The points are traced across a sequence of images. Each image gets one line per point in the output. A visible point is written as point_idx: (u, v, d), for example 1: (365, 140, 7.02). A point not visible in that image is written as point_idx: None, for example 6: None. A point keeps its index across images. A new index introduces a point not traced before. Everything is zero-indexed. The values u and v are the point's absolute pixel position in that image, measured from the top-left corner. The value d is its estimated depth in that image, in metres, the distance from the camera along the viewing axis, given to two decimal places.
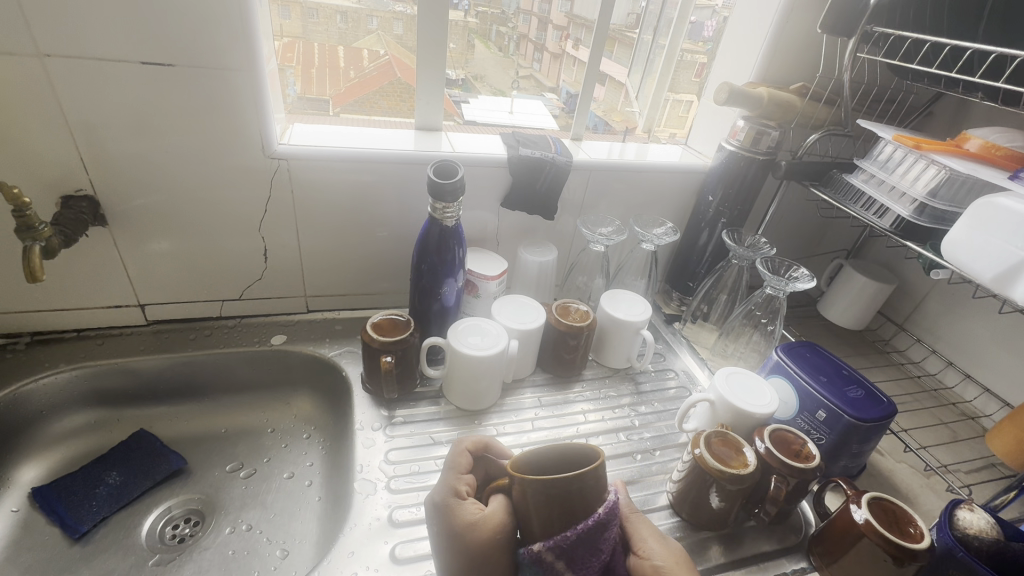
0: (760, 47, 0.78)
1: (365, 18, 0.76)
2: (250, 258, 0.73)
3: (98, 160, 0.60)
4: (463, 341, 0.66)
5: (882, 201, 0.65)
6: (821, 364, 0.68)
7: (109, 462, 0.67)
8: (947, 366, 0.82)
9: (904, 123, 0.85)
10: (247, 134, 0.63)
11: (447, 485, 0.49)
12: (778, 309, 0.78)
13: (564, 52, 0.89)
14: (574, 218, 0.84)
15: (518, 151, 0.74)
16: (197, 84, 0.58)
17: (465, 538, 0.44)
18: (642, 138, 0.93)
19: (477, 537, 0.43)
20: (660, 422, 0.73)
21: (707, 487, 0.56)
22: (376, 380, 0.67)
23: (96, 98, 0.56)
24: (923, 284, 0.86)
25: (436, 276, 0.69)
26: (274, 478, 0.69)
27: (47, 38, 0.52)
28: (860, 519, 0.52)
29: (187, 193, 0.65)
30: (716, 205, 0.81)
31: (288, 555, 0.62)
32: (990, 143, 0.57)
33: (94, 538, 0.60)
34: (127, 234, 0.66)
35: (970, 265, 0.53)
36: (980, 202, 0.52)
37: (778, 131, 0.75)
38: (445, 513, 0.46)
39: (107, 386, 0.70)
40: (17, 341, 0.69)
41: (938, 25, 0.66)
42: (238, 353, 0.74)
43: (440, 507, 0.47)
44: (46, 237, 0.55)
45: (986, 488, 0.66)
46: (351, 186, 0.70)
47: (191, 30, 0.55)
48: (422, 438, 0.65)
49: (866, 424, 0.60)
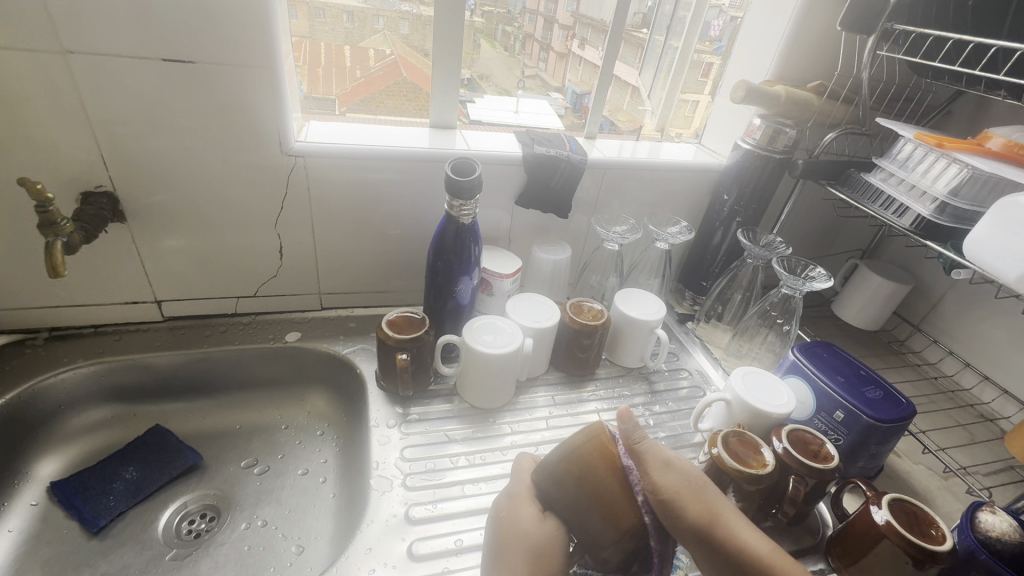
0: (775, 47, 0.77)
1: (371, 18, 0.76)
2: (265, 255, 0.73)
3: (117, 156, 0.60)
4: (478, 339, 0.66)
5: (901, 200, 0.64)
6: (839, 364, 0.67)
7: (126, 458, 0.67)
8: (965, 367, 0.81)
9: (922, 122, 0.84)
10: (266, 130, 0.63)
11: (508, 492, 0.53)
12: (794, 309, 0.77)
13: (569, 52, 0.89)
14: (587, 216, 0.84)
15: (533, 149, 0.74)
16: (218, 81, 0.58)
17: (521, 533, 0.48)
18: (652, 138, 0.92)
19: (531, 530, 0.48)
20: (674, 421, 0.73)
21: (724, 487, 0.55)
22: (391, 377, 0.68)
23: (117, 94, 0.56)
24: (940, 284, 0.85)
25: (451, 273, 0.68)
26: (289, 475, 0.70)
27: (69, 34, 0.52)
28: (881, 520, 0.51)
29: (206, 188, 0.65)
30: (731, 204, 0.81)
31: (303, 552, 0.62)
32: (1013, 142, 0.56)
33: (112, 532, 0.61)
34: (145, 230, 0.66)
35: (995, 266, 0.52)
36: (1002, 201, 0.51)
37: (795, 130, 0.74)
38: (504, 507, 0.51)
39: (124, 382, 0.70)
40: (36, 336, 0.70)
41: (961, 26, 0.66)
42: (253, 350, 0.74)
43: (507, 500, 0.51)
44: (68, 232, 0.55)
45: (1006, 490, 0.66)
46: (364, 183, 0.70)
47: (211, 29, 0.55)
48: (437, 436, 0.66)
49: (885, 425, 0.59)
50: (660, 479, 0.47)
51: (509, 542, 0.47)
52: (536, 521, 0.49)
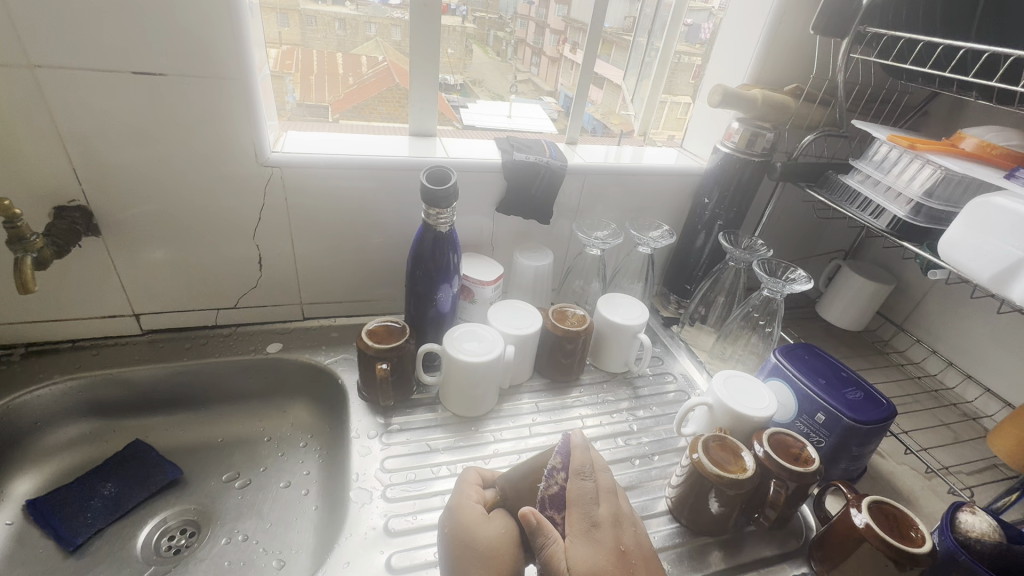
0: (754, 50, 0.78)
1: (363, 24, 0.75)
2: (243, 266, 0.72)
3: (91, 170, 0.60)
4: (460, 347, 0.65)
5: (877, 201, 0.64)
6: (820, 366, 0.67)
7: (105, 474, 0.66)
8: (948, 366, 0.82)
9: (899, 123, 0.84)
10: (239, 142, 0.62)
11: (452, 504, 0.51)
12: (776, 311, 0.77)
13: (561, 56, 0.88)
14: (570, 222, 0.84)
15: (513, 156, 0.74)
16: (190, 93, 0.58)
17: (473, 539, 0.47)
18: (639, 142, 0.93)
19: (485, 532, 0.48)
20: (658, 427, 0.72)
21: (706, 492, 0.55)
22: (372, 387, 0.67)
23: (89, 108, 0.56)
24: (921, 284, 0.85)
25: (431, 281, 0.68)
26: (270, 488, 0.69)
27: (38, 48, 0.52)
28: (861, 523, 0.51)
29: (181, 199, 0.64)
30: (712, 207, 0.81)
31: (284, 566, 0.61)
32: (986, 142, 0.56)
33: (89, 551, 0.60)
34: (122, 244, 0.65)
35: (968, 266, 0.53)
36: (976, 202, 0.52)
37: (773, 133, 0.74)
38: (449, 521, 0.50)
39: (103, 397, 0.70)
40: (12, 352, 0.69)
41: (931, 27, 0.66)
42: (234, 361, 0.73)
43: (451, 511, 0.50)
44: (38, 248, 0.55)
45: (989, 490, 0.66)
46: (346, 194, 0.70)
47: (178, 39, 0.55)
48: (419, 446, 0.65)
49: (865, 426, 0.59)
50: None
51: (465, 550, 0.47)
52: (485, 523, 0.49)
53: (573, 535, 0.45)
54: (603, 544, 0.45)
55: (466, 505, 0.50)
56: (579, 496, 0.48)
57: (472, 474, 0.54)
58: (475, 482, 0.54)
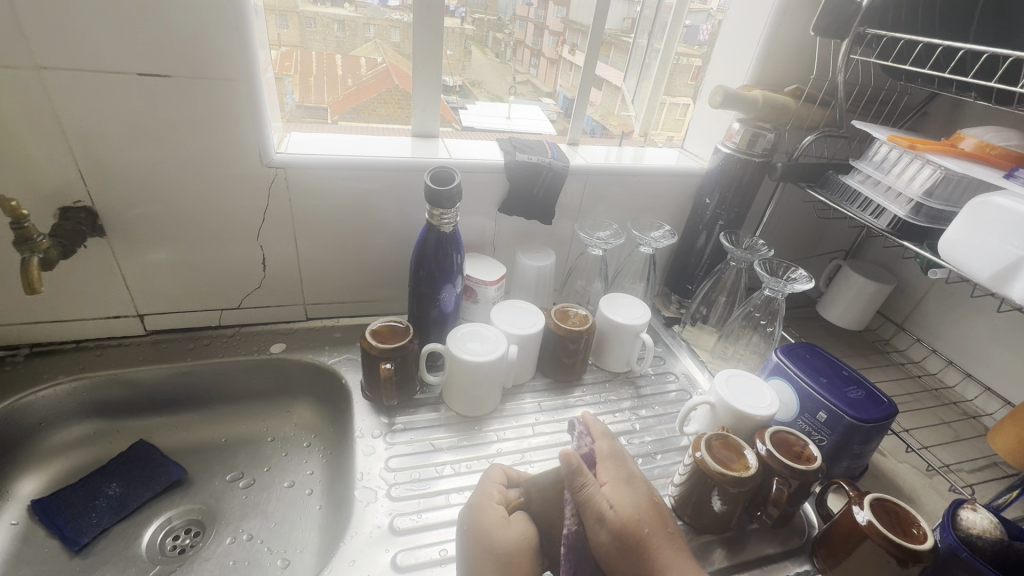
0: (753, 51, 0.78)
1: (363, 26, 0.75)
2: (247, 267, 0.72)
3: (97, 171, 0.60)
4: (463, 347, 0.66)
5: (877, 201, 0.65)
6: (821, 365, 0.68)
7: (109, 474, 0.67)
8: (948, 365, 0.82)
9: (899, 123, 0.85)
10: (245, 143, 0.63)
11: (474, 503, 0.51)
12: (777, 310, 0.78)
13: (560, 58, 0.89)
14: (572, 222, 0.84)
15: (515, 156, 0.74)
16: (195, 94, 0.58)
17: (492, 542, 0.47)
18: (639, 142, 0.93)
19: (505, 537, 0.48)
20: (661, 426, 0.73)
21: (709, 490, 0.55)
22: (376, 387, 0.67)
23: (96, 109, 0.56)
24: (921, 283, 0.86)
25: (434, 281, 0.68)
26: (275, 487, 0.69)
27: (44, 49, 0.52)
28: (864, 520, 0.51)
29: (186, 200, 0.65)
30: (713, 207, 0.81)
31: (289, 565, 0.62)
32: (985, 143, 0.57)
33: (94, 551, 0.60)
34: (126, 245, 0.66)
35: (968, 266, 0.53)
36: (976, 201, 0.52)
37: (774, 133, 0.74)
38: (470, 521, 0.50)
39: (108, 397, 0.70)
40: (16, 352, 0.69)
41: (930, 28, 0.67)
42: (237, 362, 0.74)
43: (473, 509, 0.51)
44: (44, 248, 0.55)
45: (989, 488, 0.66)
46: (349, 194, 0.70)
47: (185, 41, 0.55)
48: (423, 445, 0.65)
49: (866, 425, 0.59)
50: (595, 536, 0.45)
51: (483, 552, 0.47)
52: (505, 526, 0.49)
53: (610, 482, 0.48)
54: (638, 491, 0.48)
55: (487, 505, 0.50)
56: (612, 451, 0.52)
57: (497, 472, 0.54)
58: (499, 480, 0.54)
